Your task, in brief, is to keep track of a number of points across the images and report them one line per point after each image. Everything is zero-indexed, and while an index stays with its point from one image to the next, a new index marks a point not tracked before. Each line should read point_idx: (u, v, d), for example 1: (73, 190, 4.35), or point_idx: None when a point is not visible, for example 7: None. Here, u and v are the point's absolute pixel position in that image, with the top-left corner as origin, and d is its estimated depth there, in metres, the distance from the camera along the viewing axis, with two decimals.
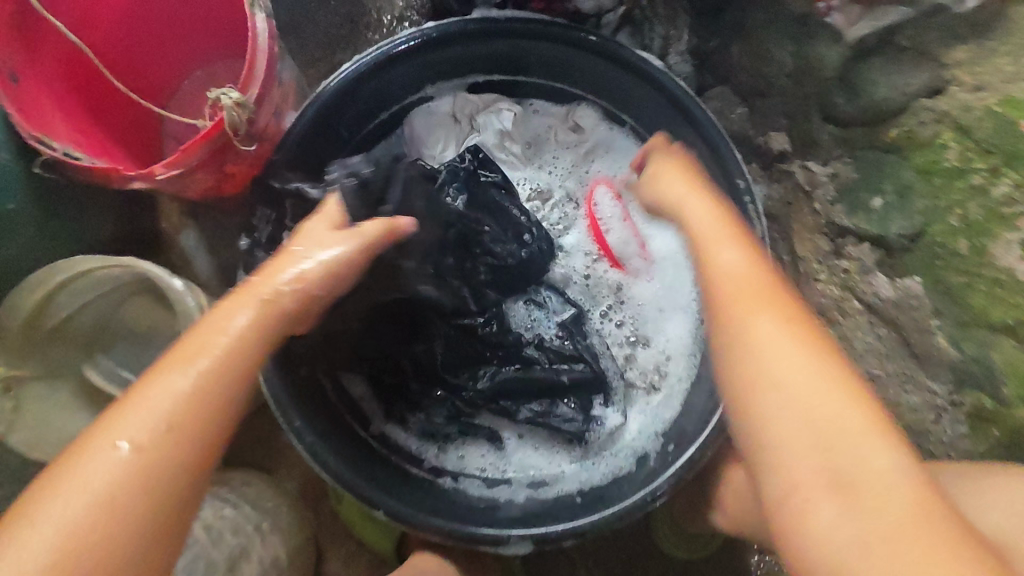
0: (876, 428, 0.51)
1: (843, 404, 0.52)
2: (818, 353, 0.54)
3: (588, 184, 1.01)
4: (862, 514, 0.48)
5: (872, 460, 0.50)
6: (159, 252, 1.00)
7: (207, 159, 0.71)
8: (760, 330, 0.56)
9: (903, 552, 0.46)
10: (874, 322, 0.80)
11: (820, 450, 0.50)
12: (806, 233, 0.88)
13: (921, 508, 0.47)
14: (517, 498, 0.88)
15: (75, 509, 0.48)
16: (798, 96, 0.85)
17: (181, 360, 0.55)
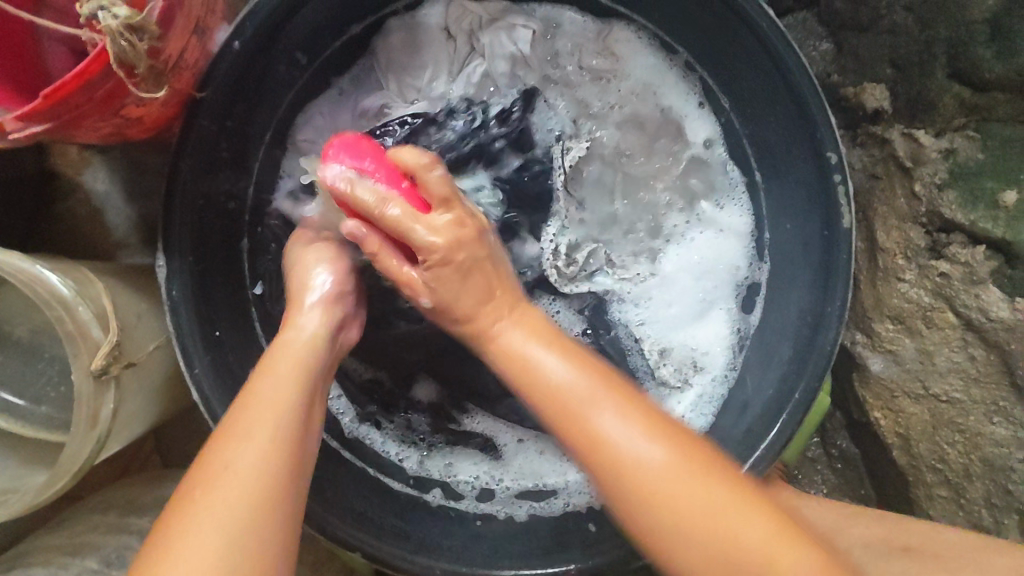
0: (679, 449, 0.46)
1: (668, 461, 0.46)
2: (642, 408, 0.48)
3: (609, 111, 0.75)
4: (651, 494, 0.45)
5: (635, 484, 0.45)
6: (52, 197, 0.74)
7: (93, 108, 0.48)
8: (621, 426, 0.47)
9: (667, 505, 0.45)
10: (969, 340, 0.67)
11: (694, 528, 0.44)
12: (893, 220, 0.70)
13: (683, 466, 0.45)
14: (514, 516, 0.71)
15: (266, 457, 0.45)
16: (919, 39, 0.65)
17: (275, 383, 0.50)
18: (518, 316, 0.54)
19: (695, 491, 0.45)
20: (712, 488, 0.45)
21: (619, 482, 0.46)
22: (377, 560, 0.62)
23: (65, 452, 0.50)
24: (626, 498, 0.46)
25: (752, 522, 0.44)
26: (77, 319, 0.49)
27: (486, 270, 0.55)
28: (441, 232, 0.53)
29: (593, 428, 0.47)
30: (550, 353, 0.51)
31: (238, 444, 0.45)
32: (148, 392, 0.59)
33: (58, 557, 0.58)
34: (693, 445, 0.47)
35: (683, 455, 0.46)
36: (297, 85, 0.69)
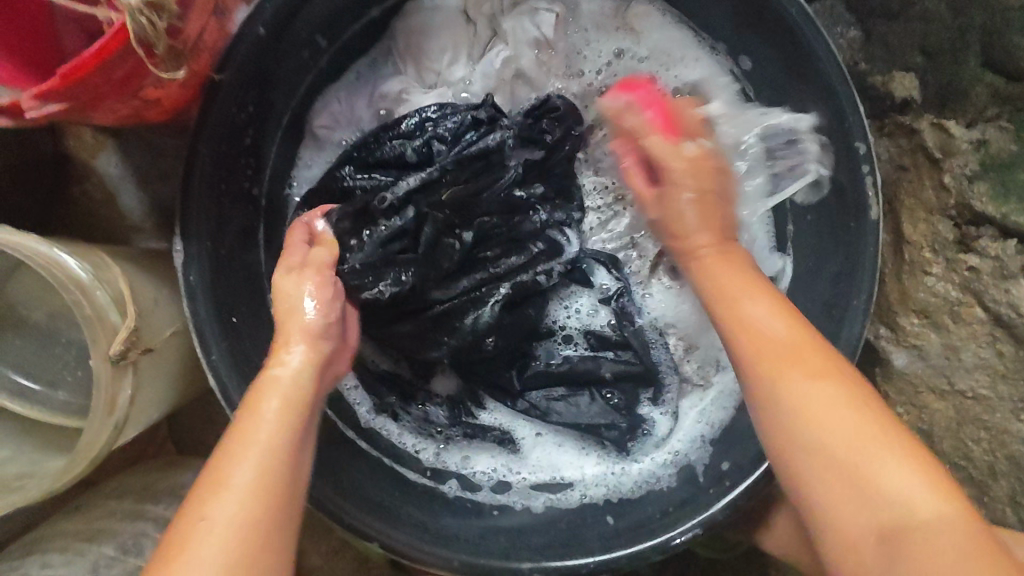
0: (863, 422, 0.44)
1: (838, 417, 0.44)
2: (844, 382, 0.46)
3: None
4: (820, 455, 0.44)
5: (811, 445, 0.44)
6: (67, 182, 0.73)
7: (110, 88, 0.47)
8: (800, 387, 0.46)
9: (838, 464, 0.43)
10: (998, 336, 0.65)
11: (846, 487, 0.43)
12: (921, 212, 0.69)
13: (852, 418, 0.44)
14: (530, 507, 0.70)
15: (245, 517, 0.43)
16: (952, 26, 0.64)
17: (252, 437, 0.47)
18: (724, 257, 0.55)
19: (881, 461, 0.42)
20: (883, 458, 0.42)
21: (793, 394, 0.46)
22: (395, 550, 0.62)
23: (83, 438, 0.49)
24: (805, 465, 0.45)
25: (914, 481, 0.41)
26: (95, 304, 0.48)
27: (714, 204, 0.57)
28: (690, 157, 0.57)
29: (798, 400, 0.45)
30: (759, 303, 0.51)
31: (214, 500, 0.43)
32: (165, 378, 0.58)
33: (76, 543, 0.58)
34: (860, 395, 0.45)
35: (851, 412, 0.44)
36: (314, 69, 0.68)
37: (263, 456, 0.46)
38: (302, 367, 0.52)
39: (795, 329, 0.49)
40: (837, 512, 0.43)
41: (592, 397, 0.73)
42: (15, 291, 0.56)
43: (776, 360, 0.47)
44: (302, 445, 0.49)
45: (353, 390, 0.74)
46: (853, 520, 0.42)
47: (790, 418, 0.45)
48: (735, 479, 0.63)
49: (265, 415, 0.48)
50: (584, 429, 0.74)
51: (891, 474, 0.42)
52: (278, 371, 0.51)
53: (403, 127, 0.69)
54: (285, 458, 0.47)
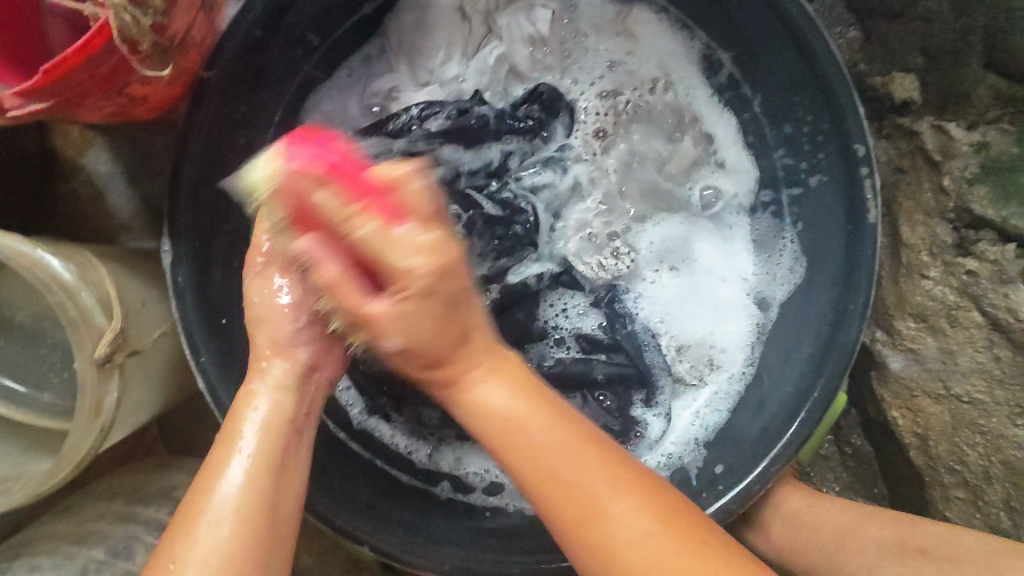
0: (682, 547, 0.42)
1: (653, 538, 0.42)
2: (615, 472, 0.44)
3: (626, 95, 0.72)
4: (625, 573, 0.42)
5: (631, 569, 0.42)
6: (56, 178, 0.72)
7: (95, 85, 0.46)
8: (601, 499, 0.43)
9: None
10: (995, 341, 0.65)
11: None
12: (919, 215, 0.68)
13: (648, 531, 0.42)
14: (518, 511, 0.69)
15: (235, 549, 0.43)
16: (954, 26, 0.63)
17: (235, 460, 0.46)
18: (500, 365, 0.47)
19: None
20: (675, 552, 0.42)
21: (518, 453, 0.45)
22: (387, 555, 0.61)
23: (69, 441, 0.48)
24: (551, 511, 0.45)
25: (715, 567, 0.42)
26: (80, 305, 0.47)
27: (449, 275, 0.44)
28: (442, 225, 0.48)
29: (621, 527, 0.42)
30: (504, 384, 0.46)
31: (196, 532, 0.44)
32: (153, 379, 0.57)
33: (65, 546, 0.57)
34: (650, 502, 0.43)
35: (668, 533, 0.42)
36: (306, 66, 0.67)
37: (235, 527, 0.44)
38: (284, 381, 0.51)
39: (534, 399, 0.46)
40: None
41: (585, 400, 0.72)
42: (0, 291, 0.55)
43: (566, 449, 0.44)
44: (281, 501, 0.46)
45: (343, 391, 0.73)
46: None
47: (605, 527, 0.43)
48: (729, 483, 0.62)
49: (229, 480, 0.45)
50: None
51: None
52: (246, 416, 0.48)
53: (392, 126, 0.68)
54: (279, 475, 0.47)
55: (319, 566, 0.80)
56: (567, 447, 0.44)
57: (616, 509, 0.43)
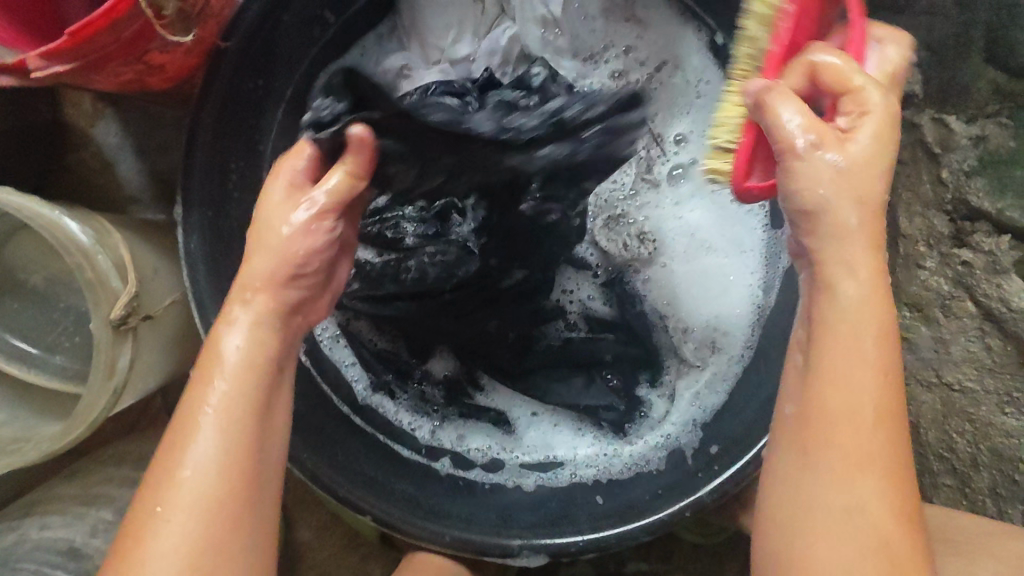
0: (898, 473, 0.42)
1: (882, 456, 0.42)
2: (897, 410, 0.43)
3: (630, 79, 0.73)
4: (856, 476, 0.42)
5: (839, 466, 0.42)
6: (66, 149, 0.72)
7: (117, 51, 0.47)
8: (870, 402, 0.42)
9: (833, 479, 0.42)
10: (987, 330, 0.67)
11: (824, 525, 0.42)
12: (917, 206, 0.70)
13: (897, 460, 0.42)
14: (521, 485, 0.71)
15: (208, 498, 0.44)
16: (957, 21, 0.64)
17: (204, 413, 0.45)
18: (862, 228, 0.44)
19: (853, 509, 0.42)
20: (877, 485, 0.42)
21: (837, 363, 0.43)
22: (390, 527, 0.63)
23: (82, 402, 0.49)
24: (808, 424, 0.44)
25: (892, 556, 0.41)
26: (97, 267, 0.48)
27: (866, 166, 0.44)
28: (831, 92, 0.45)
29: (850, 412, 0.42)
30: (861, 280, 0.43)
31: (174, 474, 0.44)
32: (163, 346, 0.58)
33: (73, 506, 0.58)
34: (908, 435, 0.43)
35: (894, 455, 0.42)
36: (318, 41, 0.67)
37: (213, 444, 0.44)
38: (262, 314, 0.49)
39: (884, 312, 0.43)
40: (808, 527, 0.43)
41: (591, 378, 0.75)
42: (14, 255, 0.55)
43: (874, 359, 0.43)
44: (257, 431, 0.46)
45: (349, 366, 0.74)
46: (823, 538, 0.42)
47: (843, 429, 0.42)
48: (724, 464, 0.63)
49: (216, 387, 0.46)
50: (581, 412, 0.75)
51: (863, 526, 0.41)
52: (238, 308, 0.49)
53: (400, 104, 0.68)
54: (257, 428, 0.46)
55: (318, 539, 0.81)
56: (888, 362, 0.43)
57: (852, 402, 0.42)
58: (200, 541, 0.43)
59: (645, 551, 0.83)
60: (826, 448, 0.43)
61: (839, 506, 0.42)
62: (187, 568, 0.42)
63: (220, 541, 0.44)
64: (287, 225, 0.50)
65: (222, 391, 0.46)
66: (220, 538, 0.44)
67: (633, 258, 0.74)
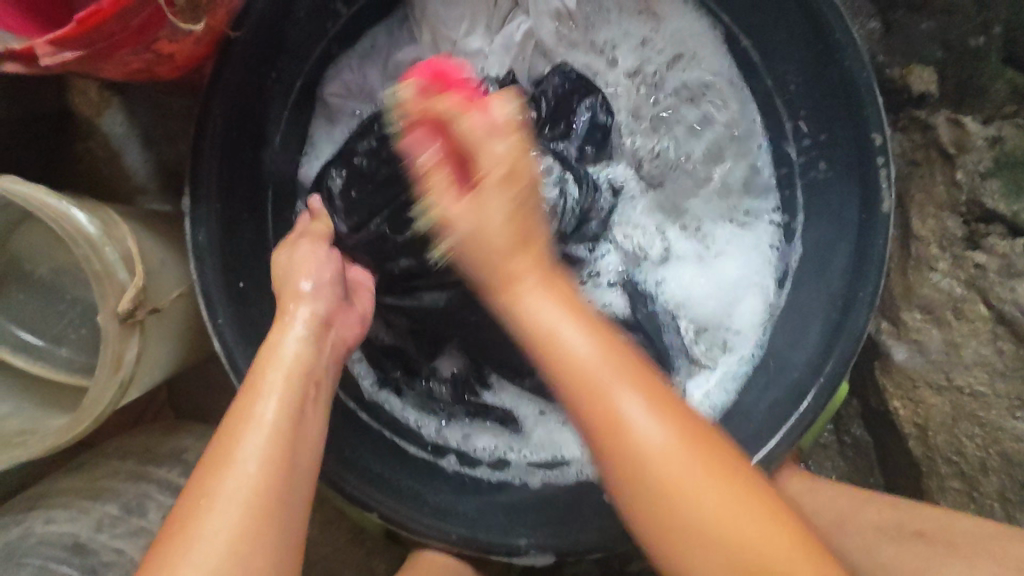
0: (694, 454, 0.46)
1: (672, 456, 0.46)
2: (647, 394, 0.48)
3: (642, 77, 0.73)
4: (661, 493, 0.46)
5: (636, 467, 0.46)
6: (73, 139, 0.72)
7: (126, 39, 0.46)
8: (592, 382, 0.48)
9: (661, 500, 0.46)
10: (999, 334, 0.66)
11: (672, 541, 0.46)
12: (930, 208, 0.69)
13: (685, 453, 0.46)
14: (527, 483, 0.71)
15: (271, 476, 0.45)
16: (975, 21, 0.63)
17: (255, 400, 0.48)
18: (548, 282, 0.52)
19: (676, 498, 0.45)
20: (679, 462, 0.46)
21: (569, 362, 0.49)
22: (395, 523, 0.62)
23: (89, 395, 0.49)
24: (618, 472, 0.47)
25: (746, 521, 0.45)
26: (104, 260, 0.47)
27: (526, 215, 0.54)
28: (503, 158, 0.52)
29: (633, 450, 0.46)
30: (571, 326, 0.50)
31: (222, 461, 0.44)
32: (170, 338, 0.58)
33: (78, 500, 0.58)
34: (659, 403, 0.48)
35: (703, 470, 0.46)
36: (329, 33, 0.66)
37: (249, 484, 0.44)
38: (303, 330, 0.53)
39: (614, 350, 0.49)
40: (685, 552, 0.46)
41: None
42: (20, 247, 0.55)
43: (612, 370, 0.48)
44: (301, 422, 0.48)
45: (356, 362, 0.74)
46: (702, 558, 0.46)
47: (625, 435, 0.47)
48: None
49: (261, 407, 0.47)
50: None
51: (699, 502, 0.45)
52: (280, 344, 0.52)
53: None
54: (298, 416, 0.48)
55: (321, 535, 0.80)
56: (614, 360, 0.49)
57: (593, 414, 0.48)
58: (260, 516, 0.43)
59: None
60: (633, 478, 0.47)
61: (677, 511, 0.46)
62: (247, 550, 0.42)
63: (272, 522, 0.43)
64: (302, 290, 0.55)
65: (273, 377, 0.49)
66: (273, 518, 0.44)
67: (642, 256, 0.74)
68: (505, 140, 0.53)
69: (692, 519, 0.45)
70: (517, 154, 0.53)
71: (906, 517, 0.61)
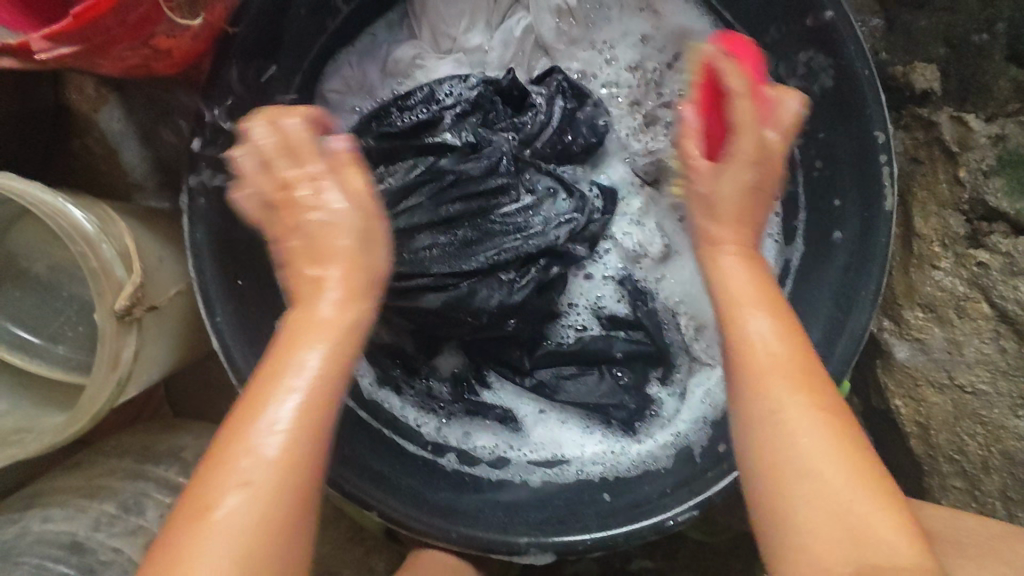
0: (852, 452, 0.43)
1: (809, 433, 0.43)
2: (820, 397, 0.45)
3: (643, 73, 0.73)
4: (806, 465, 0.42)
5: (790, 448, 0.43)
6: (69, 135, 0.71)
7: (124, 33, 0.46)
8: (776, 365, 0.46)
9: (788, 482, 0.43)
10: (1002, 332, 0.66)
11: (824, 527, 0.40)
12: (932, 205, 0.69)
13: (841, 441, 0.43)
14: (526, 482, 0.71)
15: (295, 467, 0.41)
16: (978, 17, 0.63)
17: (287, 373, 0.44)
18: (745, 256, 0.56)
19: (824, 483, 0.42)
20: (833, 440, 0.43)
21: (749, 353, 0.48)
22: (393, 522, 0.61)
23: (86, 393, 0.48)
24: (774, 464, 0.44)
25: (883, 515, 0.40)
26: (101, 257, 0.47)
27: (755, 199, 0.58)
28: (755, 140, 0.58)
29: (782, 427, 0.44)
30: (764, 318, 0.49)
31: (253, 440, 0.41)
32: (168, 336, 0.57)
33: (75, 499, 0.57)
34: (827, 398, 0.45)
35: (848, 459, 0.42)
36: (329, 29, 0.66)
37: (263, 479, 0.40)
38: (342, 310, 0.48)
39: (802, 347, 0.48)
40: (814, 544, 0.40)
41: (603, 375, 0.74)
42: (17, 244, 0.54)
43: (792, 351, 0.47)
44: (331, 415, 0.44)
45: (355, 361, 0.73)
46: (827, 541, 0.40)
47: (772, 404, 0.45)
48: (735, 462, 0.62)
49: (295, 386, 0.43)
50: (591, 408, 0.74)
51: (852, 488, 0.41)
52: (316, 310, 0.48)
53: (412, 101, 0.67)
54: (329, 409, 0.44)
55: (320, 534, 0.80)
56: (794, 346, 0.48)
57: (754, 393, 0.46)
58: (283, 512, 0.40)
59: (651, 548, 0.83)
60: (796, 469, 0.43)
61: (830, 497, 0.41)
62: (259, 546, 0.39)
63: (290, 522, 0.40)
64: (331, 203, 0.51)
65: (314, 352, 0.45)
66: (290, 515, 0.40)
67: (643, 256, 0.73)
68: (773, 128, 0.60)
69: (827, 521, 0.40)
70: (774, 148, 0.60)
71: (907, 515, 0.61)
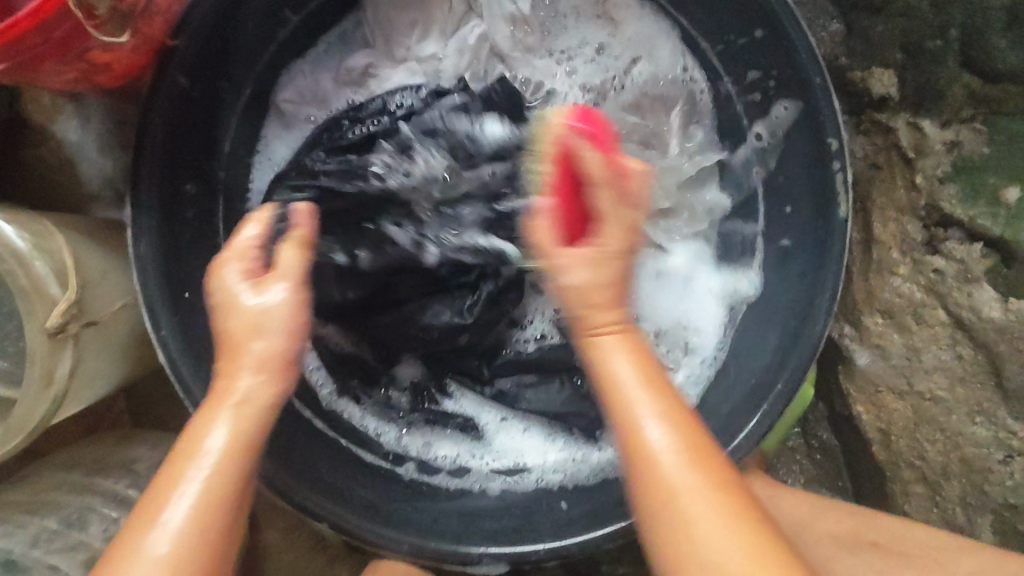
0: (712, 499, 0.45)
1: (669, 473, 0.46)
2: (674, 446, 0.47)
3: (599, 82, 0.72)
4: (664, 518, 0.46)
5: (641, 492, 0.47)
6: (25, 145, 0.71)
7: (50, 51, 0.45)
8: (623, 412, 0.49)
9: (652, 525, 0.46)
10: (958, 339, 0.66)
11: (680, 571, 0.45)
12: (891, 212, 0.69)
13: (703, 493, 0.45)
14: (486, 492, 0.70)
15: (229, 473, 0.45)
16: (933, 23, 0.62)
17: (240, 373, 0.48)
18: (628, 340, 0.53)
19: (688, 532, 0.44)
20: (692, 496, 0.45)
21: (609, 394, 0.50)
22: (344, 532, 0.61)
23: (16, 411, 0.47)
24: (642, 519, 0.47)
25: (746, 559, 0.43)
26: (32, 274, 0.47)
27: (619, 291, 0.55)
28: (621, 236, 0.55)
29: (644, 476, 0.47)
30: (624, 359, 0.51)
31: (196, 452, 0.45)
32: (112, 350, 0.57)
33: (19, 515, 0.57)
34: (682, 445, 0.47)
35: (706, 511, 0.45)
36: (279, 38, 0.66)
37: (204, 488, 0.44)
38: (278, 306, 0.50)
39: (658, 384, 0.50)
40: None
41: (562, 383, 0.73)
42: None
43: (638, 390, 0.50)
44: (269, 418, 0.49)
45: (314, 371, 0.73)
46: None
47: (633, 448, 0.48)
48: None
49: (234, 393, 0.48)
50: (553, 417, 0.73)
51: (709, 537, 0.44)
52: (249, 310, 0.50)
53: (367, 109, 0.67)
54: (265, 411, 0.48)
55: (283, 543, 0.80)
56: (654, 385, 0.50)
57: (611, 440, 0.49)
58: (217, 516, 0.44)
59: (617, 554, 0.83)
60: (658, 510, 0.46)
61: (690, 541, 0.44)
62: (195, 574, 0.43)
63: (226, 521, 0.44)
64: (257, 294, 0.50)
65: (260, 350, 0.49)
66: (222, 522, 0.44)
67: None
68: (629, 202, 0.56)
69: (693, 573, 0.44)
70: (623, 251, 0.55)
71: (861, 524, 0.61)
